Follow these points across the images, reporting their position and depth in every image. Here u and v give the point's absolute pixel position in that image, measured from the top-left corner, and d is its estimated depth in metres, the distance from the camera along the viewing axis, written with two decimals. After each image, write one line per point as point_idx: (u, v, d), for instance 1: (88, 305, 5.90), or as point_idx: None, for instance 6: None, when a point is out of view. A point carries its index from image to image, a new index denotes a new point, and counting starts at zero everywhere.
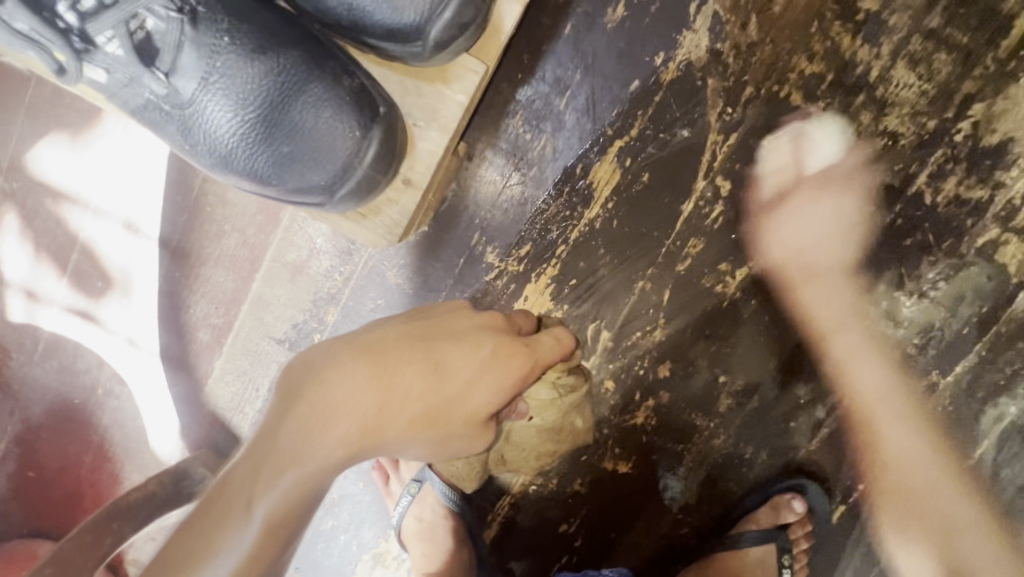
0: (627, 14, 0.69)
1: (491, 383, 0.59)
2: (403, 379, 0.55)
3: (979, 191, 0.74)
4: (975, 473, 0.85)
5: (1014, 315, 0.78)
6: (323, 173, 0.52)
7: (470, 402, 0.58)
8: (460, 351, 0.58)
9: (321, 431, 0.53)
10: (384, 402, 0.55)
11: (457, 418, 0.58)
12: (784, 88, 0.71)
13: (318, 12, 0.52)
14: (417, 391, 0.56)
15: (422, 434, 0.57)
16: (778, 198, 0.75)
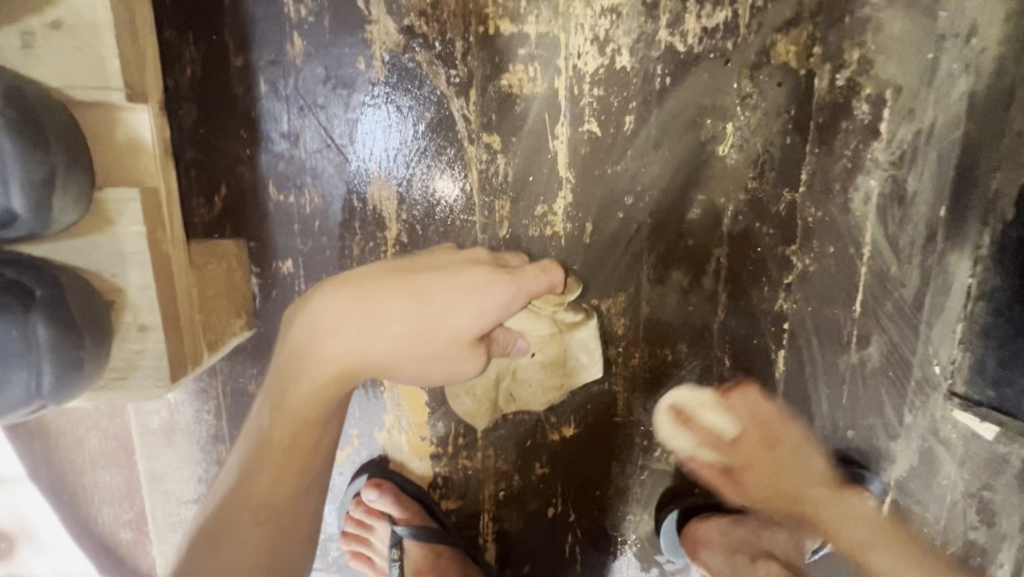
0: (305, 40, 0.67)
1: (468, 306, 0.57)
2: (381, 307, 0.56)
3: (720, 15, 0.73)
4: (877, 256, 0.85)
5: (822, 103, 0.78)
6: (16, 382, 0.47)
7: (450, 327, 0.57)
8: (440, 277, 0.58)
9: (310, 363, 0.55)
10: (364, 331, 0.56)
11: (442, 340, 0.57)
12: (490, 25, 0.70)
13: None
14: (396, 316, 0.56)
15: (408, 360, 0.57)
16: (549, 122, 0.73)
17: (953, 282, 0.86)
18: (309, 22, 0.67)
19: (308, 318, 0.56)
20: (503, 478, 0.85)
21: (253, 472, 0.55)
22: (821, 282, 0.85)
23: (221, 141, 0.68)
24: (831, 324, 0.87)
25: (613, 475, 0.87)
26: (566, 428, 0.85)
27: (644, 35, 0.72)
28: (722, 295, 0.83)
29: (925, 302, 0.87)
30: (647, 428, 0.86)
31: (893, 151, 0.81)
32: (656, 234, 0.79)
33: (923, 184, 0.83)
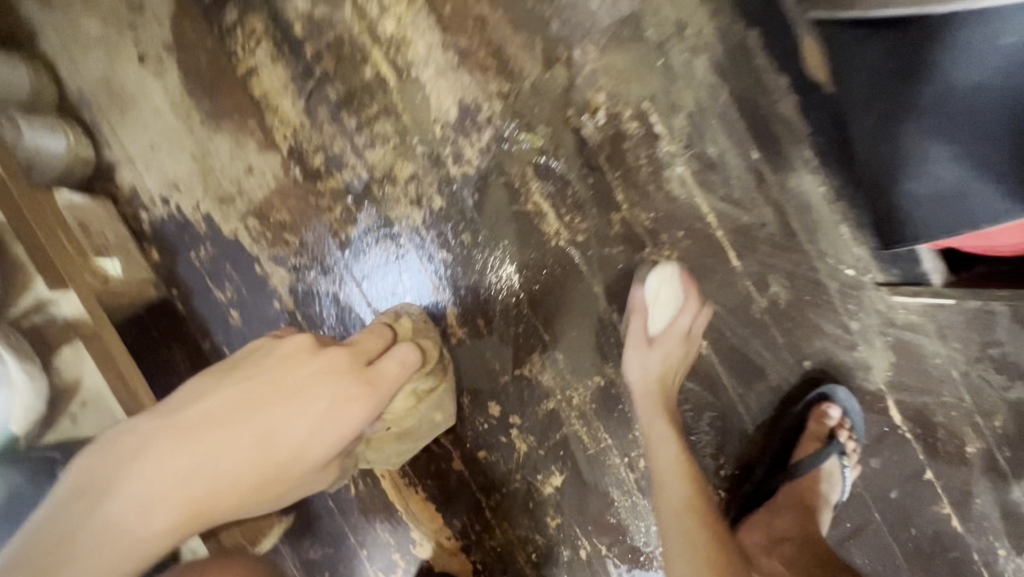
0: (238, 310, 0.97)
1: (332, 432, 0.62)
2: (229, 445, 0.56)
3: (485, 134, 0.95)
4: (724, 216, 0.96)
5: (600, 141, 0.95)
6: None
7: (312, 459, 0.61)
8: (297, 406, 0.61)
9: (143, 525, 0.50)
10: (210, 470, 0.54)
11: (297, 473, 0.61)
12: (341, 234, 0.96)
13: None
14: (247, 460, 0.56)
15: (262, 496, 0.59)
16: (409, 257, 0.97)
17: (808, 200, 0.94)
18: (235, 298, 0.97)
19: (148, 474, 0.52)
20: (526, 541, 0.98)
21: None
22: (690, 261, 0.96)
23: None
24: (722, 287, 0.97)
25: (616, 499, 0.97)
26: (553, 478, 0.97)
27: (443, 178, 0.96)
28: (616, 315, 0.97)
29: (794, 227, 0.95)
30: (620, 445, 0.97)
31: (680, 139, 0.95)
32: (534, 299, 0.97)
33: (722, 146, 0.94)
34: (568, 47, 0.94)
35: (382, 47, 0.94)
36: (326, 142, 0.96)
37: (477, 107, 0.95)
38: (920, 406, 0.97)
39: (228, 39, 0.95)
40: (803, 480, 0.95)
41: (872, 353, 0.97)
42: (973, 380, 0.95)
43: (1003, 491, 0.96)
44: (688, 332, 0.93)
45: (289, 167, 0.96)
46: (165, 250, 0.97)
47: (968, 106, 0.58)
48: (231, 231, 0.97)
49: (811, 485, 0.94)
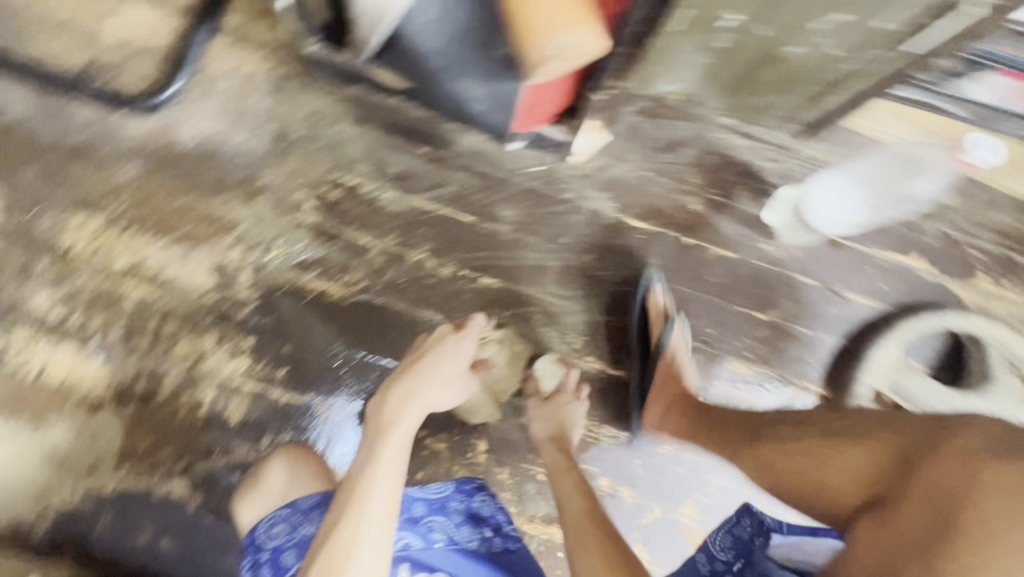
0: (167, 537, 1.08)
1: (458, 362, 0.97)
2: (410, 385, 0.90)
3: (245, 275, 1.16)
4: (439, 199, 1.24)
5: (323, 220, 1.20)
6: None
7: (461, 373, 0.96)
8: (442, 356, 0.96)
9: (393, 408, 0.86)
10: (419, 400, 0.88)
11: (456, 384, 0.95)
12: (198, 421, 1.11)
13: None
14: (421, 384, 0.90)
15: (444, 400, 0.92)
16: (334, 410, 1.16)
17: (477, 149, 1.25)
18: (157, 532, 1.08)
19: (399, 405, 0.86)
20: (499, 503, 1.17)
21: (381, 462, 0.79)
22: (443, 240, 1.22)
23: None
24: (477, 239, 1.24)
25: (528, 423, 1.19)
26: (480, 445, 1.18)
27: (241, 325, 1.15)
28: (427, 310, 1.20)
29: (484, 170, 1.25)
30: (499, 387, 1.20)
31: (372, 178, 1.22)
32: (367, 347, 1.18)
33: (399, 162, 1.24)
34: (254, 183, 1.19)
35: (129, 279, 1.14)
36: (136, 370, 1.11)
37: (226, 263, 1.16)
38: (647, 207, 1.29)
39: (8, 363, 1.09)
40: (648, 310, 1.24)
41: (595, 200, 1.27)
42: (658, 168, 1.30)
43: (731, 214, 1.30)
44: (576, 390, 1.19)
45: (123, 408, 1.10)
46: (76, 545, 1.06)
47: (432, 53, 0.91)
48: (115, 487, 1.08)
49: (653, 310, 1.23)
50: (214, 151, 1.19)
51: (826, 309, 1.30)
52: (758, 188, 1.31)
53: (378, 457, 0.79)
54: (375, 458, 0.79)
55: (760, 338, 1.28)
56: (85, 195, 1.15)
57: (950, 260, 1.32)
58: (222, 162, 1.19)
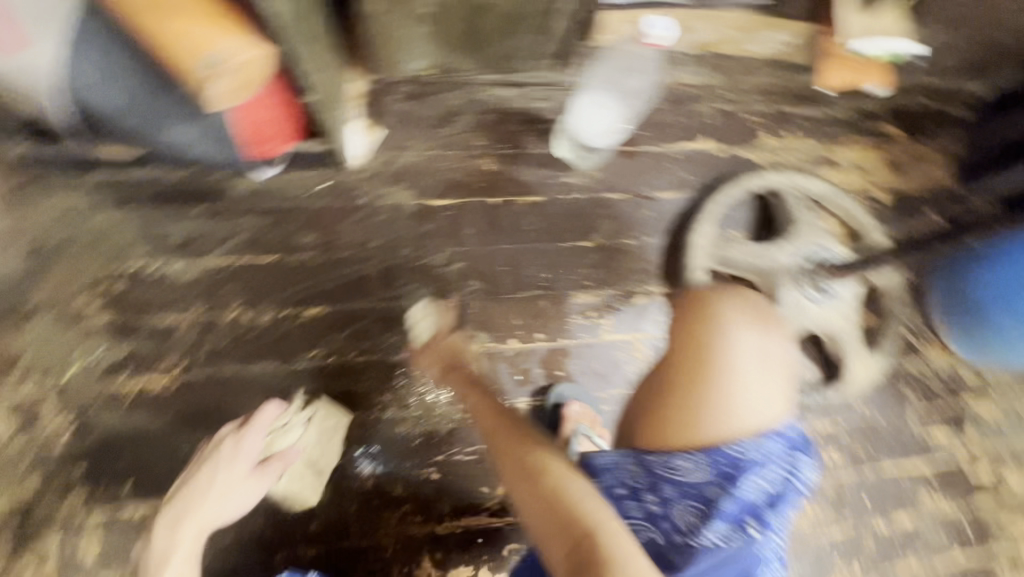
0: None
1: (244, 466, 0.98)
2: (178, 524, 0.91)
3: (60, 403, 1.09)
4: (235, 250, 1.19)
5: (120, 315, 1.13)
6: None
7: (246, 477, 0.97)
8: (218, 469, 0.97)
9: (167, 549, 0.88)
10: (196, 525, 0.91)
11: (241, 487, 0.96)
12: (68, 560, 1.05)
13: None
14: (198, 516, 0.92)
15: (228, 512, 0.93)
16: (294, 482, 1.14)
17: (253, 188, 1.21)
18: None
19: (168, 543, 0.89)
20: (405, 515, 1.13)
21: None
22: (250, 289, 1.18)
23: None
24: (288, 274, 1.20)
25: (403, 428, 1.16)
26: (364, 468, 1.14)
27: (66, 454, 1.08)
28: (261, 362, 1.15)
29: (266, 205, 1.21)
30: (363, 404, 1.16)
31: (155, 255, 1.16)
32: (211, 423, 1.12)
33: (180, 228, 1.18)
34: (34, 308, 1.11)
35: None
36: None
37: (32, 399, 1.08)
38: (443, 183, 1.30)
39: None
40: (467, 264, 1.26)
41: (392, 194, 1.27)
42: (440, 144, 1.32)
43: (525, 161, 1.34)
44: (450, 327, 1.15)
45: None
46: None
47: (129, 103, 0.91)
48: None
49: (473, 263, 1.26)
50: None
51: (642, 214, 1.36)
52: (539, 129, 1.35)
53: None
54: None
55: (593, 262, 1.32)
56: None
57: (731, 129, 1.43)
58: None
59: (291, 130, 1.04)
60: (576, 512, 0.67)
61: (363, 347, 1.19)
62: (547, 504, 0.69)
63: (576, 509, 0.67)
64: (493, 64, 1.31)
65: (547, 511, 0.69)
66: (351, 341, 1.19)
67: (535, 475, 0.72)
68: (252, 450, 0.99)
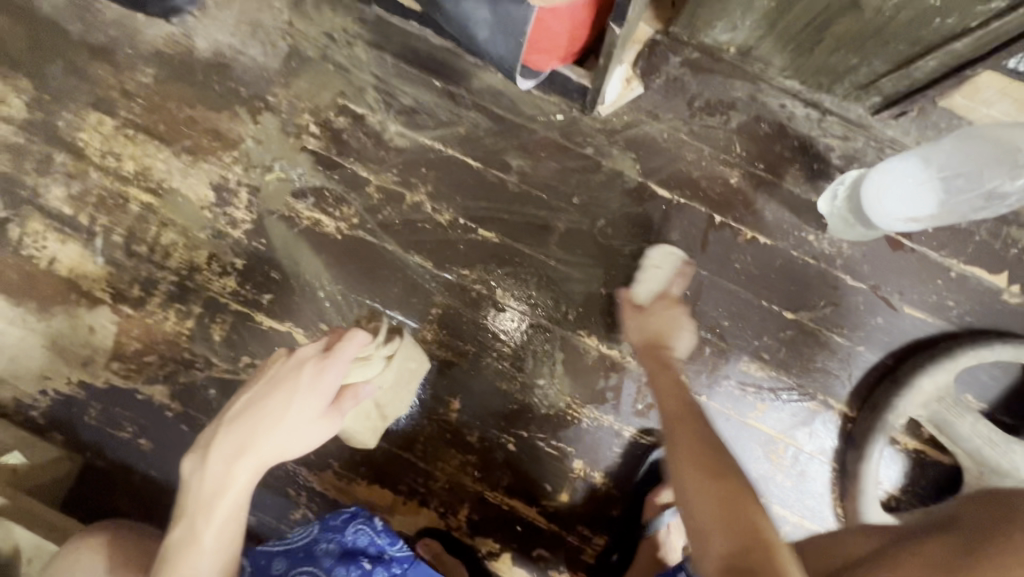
0: (147, 437, 1.11)
1: (313, 403, 0.69)
2: (216, 460, 0.67)
3: (243, 195, 1.14)
4: (447, 139, 1.14)
5: (326, 146, 1.14)
6: None
7: (307, 422, 0.69)
8: (277, 397, 0.69)
9: (209, 478, 0.66)
10: (245, 465, 0.66)
11: (308, 428, 0.69)
12: (186, 330, 1.12)
13: None
14: (240, 463, 0.66)
15: (293, 453, 0.69)
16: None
17: (494, 87, 1.14)
18: (143, 427, 1.11)
19: (212, 478, 0.66)
20: (467, 467, 1.10)
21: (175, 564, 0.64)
22: (444, 183, 1.14)
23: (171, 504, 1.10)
24: (481, 187, 1.14)
25: (508, 389, 1.11)
26: (454, 403, 1.11)
27: (233, 243, 1.13)
28: (418, 256, 1.13)
29: (499, 111, 1.14)
30: (483, 347, 1.12)
31: (380, 107, 1.14)
32: (353, 284, 1.13)
33: (412, 93, 1.15)
34: (264, 102, 1.15)
35: (135, 182, 1.14)
36: (137, 276, 1.13)
37: (225, 180, 1.14)
38: (677, 173, 1.13)
39: (23, 247, 1.13)
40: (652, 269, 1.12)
41: (616, 159, 1.13)
42: (698, 130, 1.13)
43: (776, 193, 1.12)
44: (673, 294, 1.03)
45: (117, 308, 1.13)
46: (62, 427, 1.11)
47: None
48: (104, 381, 1.12)
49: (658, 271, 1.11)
50: (228, 61, 1.16)
51: (871, 319, 1.11)
52: (812, 168, 1.12)
53: (189, 532, 0.65)
54: (192, 529, 0.65)
55: (784, 339, 1.11)
56: (103, 93, 1.16)
57: None
58: (233, 74, 1.16)
59: (570, 51, 0.94)
60: (752, 523, 0.56)
61: (511, 293, 1.12)
62: (721, 501, 0.59)
63: (749, 512, 0.57)
64: (805, 73, 1.08)
65: (704, 497, 0.60)
66: (504, 283, 1.12)
67: (701, 461, 0.64)
68: (334, 386, 0.71)
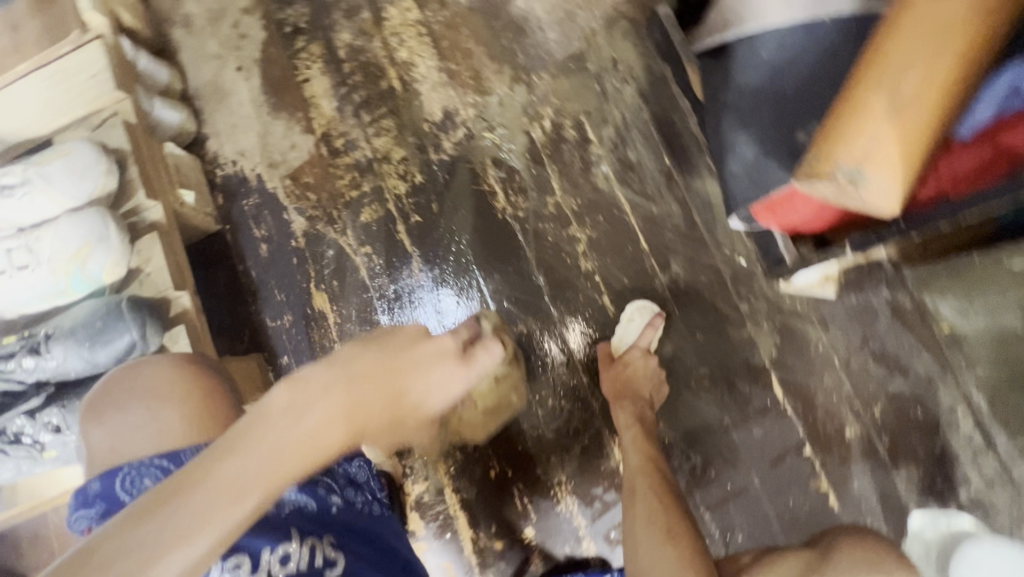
0: (269, 245, 1.31)
1: (439, 394, 0.63)
2: (328, 405, 0.56)
3: (460, 133, 1.26)
4: (639, 208, 1.18)
5: (545, 143, 1.22)
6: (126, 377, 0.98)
7: (428, 411, 0.63)
8: (414, 372, 0.61)
9: (305, 417, 0.55)
10: (351, 421, 0.57)
11: (413, 421, 0.63)
12: (348, 196, 1.29)
13: (86, 322, 0.98)
14: (366, 414, 0.58)
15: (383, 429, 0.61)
16: (422, 287, 1.24)
17: (709, 197, 1.15)
18: (271, 237, 1.31)
19: (306, 422, 0.55)
20: (449, 456, 1.18)
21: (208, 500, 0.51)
22: (607, 238, 1.18)
23: (249, 302, 1.30)
24: (633, 263, 1.17)
25: (526, 430, 1.16)
26: None
27: (425, 162, 1.27)
28: (542, 276, 1.19)
29: (696, 219, 1.15)
30: (533, 384, 1.17)
31: (608, 145, 1.20)
32: (481, 259, 1.22)
33: (641, 152, 1.19)
34: (529, 75, 1.25)
35: (397, 68, 1.31)
36: (347, 133, 1.31)
37: (457, 112, 1.27)
38: (804, 386, 1.08)
39: (298, 58, 1.36)
40: (715, 441, 1.09)
41: (761, 331, 1.10)
42: (854, 365, 1.07)
43: (880, 476, 1.04)
44: (647, 348, 1.10)
45: (319, 145, 1.32)
46: (227, 196, 1.34)
47: (775, 88, 0.78)
48: (274, 187, 1.32)
49: (718, 447, 1.09)
50: (527, 27, 1.26)
51: None
52: (934, 481, 1.02)
53: (240, 472, 0.52)
54: (241, 471, 0.52)
55: None
56: None
57: None
58: (522, 40, 1.26)
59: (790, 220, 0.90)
60: None
61: (588, 364, 1.16)
62: None
63: None
64: None
65: None
66: (589, 351, 1.16)
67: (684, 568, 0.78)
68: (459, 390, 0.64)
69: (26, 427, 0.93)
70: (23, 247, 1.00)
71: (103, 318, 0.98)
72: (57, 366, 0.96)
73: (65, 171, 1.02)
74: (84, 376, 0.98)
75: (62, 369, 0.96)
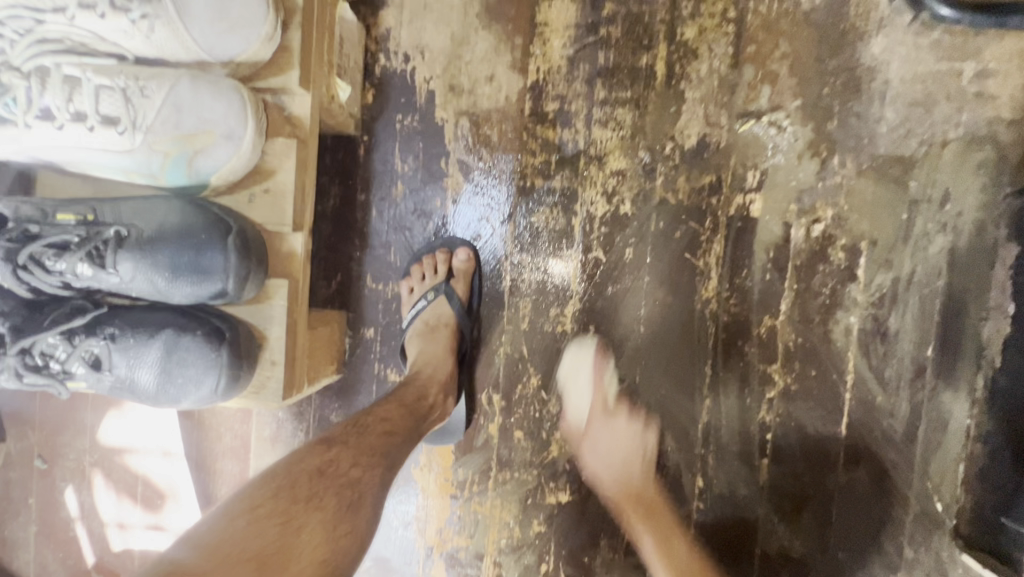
0: (405, 185, 1.00)
1: None
2: None
3: (707, 177, 0.94)
4: (861, 384, 0.93)
5: (801, 249, 0.93)
6: (192, 328, 0.72)
7: None
8: None
9: None
10: None
11: None
12: (528, 179, 0.98)
13: (167, 238, 0.70)
14: None
15: None
16: (506, 191, 0.98)
17: (947, 419, 0.91)
18: (412, 178, 1.00)
19: None
20: (505, 528, 1.01)
21: None
22: (805, 398, 0.94)
23: (353, 241, 1.02)
24: (816, 438, 0.95)
25: (601, 546, 1.00)
26: (563, 494, 1.00)
27: (643, 190, 0.95)
28: (707, 399, 0.96)
29: (918, 434, 0.92)
30: None
31: (872, 293, 0.92)
32: (650, 341, 0.97)
33: (905, 324, 0.92)
34: (830, 151, 0.92)
35: (673, 47, 0.94)
36: (566, 98, 0.96)
37: (716, 149, 0.94)
38: None
39: None
40: None
41: None
42: None
43: None
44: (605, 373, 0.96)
45: (524, 96, 0.97)
46: (381, 97, 1.00)
47: None
48: (445, 118, 0.99)
49: None
50: (865, 86, 0.90)
51: None
52: None
53: None
54: None
55: None
56: None
57: None
58: (850, 100, 0.91)
59: None
60: None
61: (704, 516, 0.98)
62: None
63: None
64: None
65: None
66: (714, 503, 0.97)
67: None
68: None
69: (57, 348, 0.70)
70: (118, 92, 0.69)
71: (192, 243, 0.70)
72: (120, 281, 0.71)
73: (211, 9, 0.68)
74: (144, 300, 0.73)
75: (118, 286, 0.71)
